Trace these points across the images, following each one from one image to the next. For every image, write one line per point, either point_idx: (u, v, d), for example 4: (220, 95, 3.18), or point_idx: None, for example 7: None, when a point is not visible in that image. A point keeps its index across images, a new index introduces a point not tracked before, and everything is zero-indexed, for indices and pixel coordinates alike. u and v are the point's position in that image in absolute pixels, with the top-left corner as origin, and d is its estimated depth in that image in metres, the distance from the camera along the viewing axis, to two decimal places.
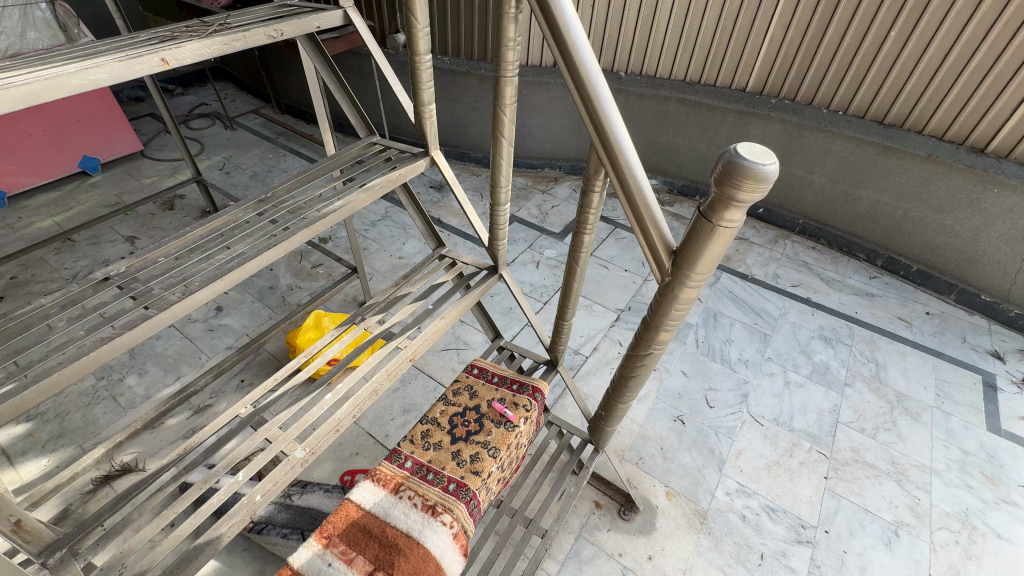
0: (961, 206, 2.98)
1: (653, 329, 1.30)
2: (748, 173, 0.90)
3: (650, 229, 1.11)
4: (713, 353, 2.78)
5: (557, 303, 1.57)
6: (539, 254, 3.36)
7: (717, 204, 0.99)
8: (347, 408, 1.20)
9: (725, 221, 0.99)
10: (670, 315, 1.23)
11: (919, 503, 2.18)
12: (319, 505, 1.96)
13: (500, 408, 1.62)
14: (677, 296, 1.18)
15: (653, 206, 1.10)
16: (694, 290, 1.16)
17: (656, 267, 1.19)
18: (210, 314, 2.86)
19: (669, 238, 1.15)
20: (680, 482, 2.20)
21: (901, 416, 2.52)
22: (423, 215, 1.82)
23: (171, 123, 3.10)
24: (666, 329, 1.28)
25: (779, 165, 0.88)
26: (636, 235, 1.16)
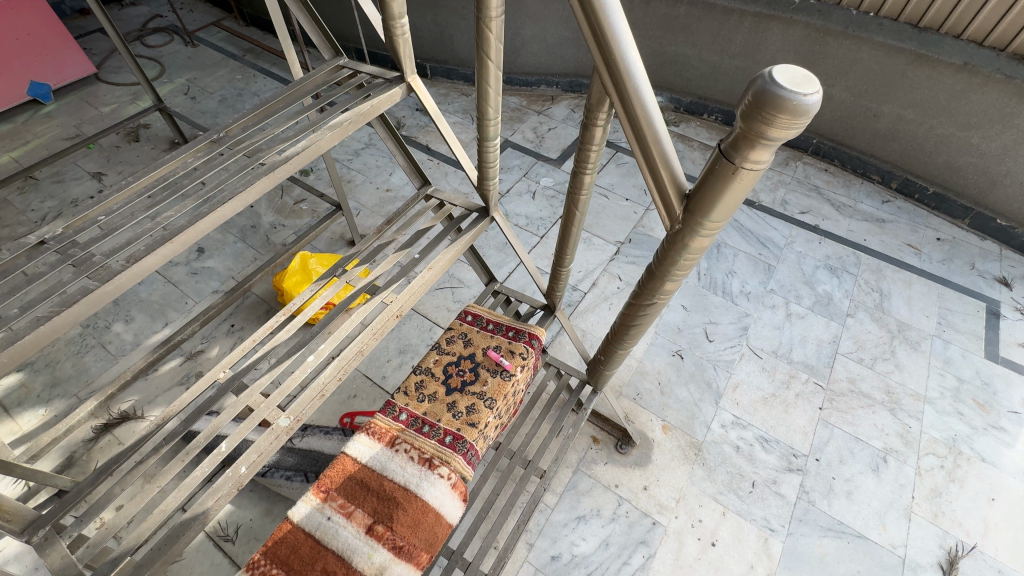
0: (991, 121, 2.75)
1: (658, 279, 1.20)
2: (783, 102, 0.75)
3: (660, 168, 0.97)
4: (715, 285, 2.70)
5: (555, 247, 1.45)
6: (535, 183, 3.16)
7: (741, 139, 0.84)
8: (329, 371, 1.12)
9: (750, 161, 0.85)
10: (678, 265, 1.13)
11: (909, 430, 2.22)
12: (320, 447, 1.99)
13: (496, 357, 1.57)
14: (686, 246, 1.06)
15: (666, 144, 0.95)
16: (706, 239, 1.04)
17: (665, 213, 1.06)
18: (191, 257, 2.73)
19: (683, 181, 1.01)
20: (676, 416, 2.22)
21: (900, 346, 2.51)
22: (405, 150, 1.64)
23: (119, 42, 2.75)
24: (672, 278, 1.18)
25: (822, 96, 0.73)
26: (643, 175, 1.02)
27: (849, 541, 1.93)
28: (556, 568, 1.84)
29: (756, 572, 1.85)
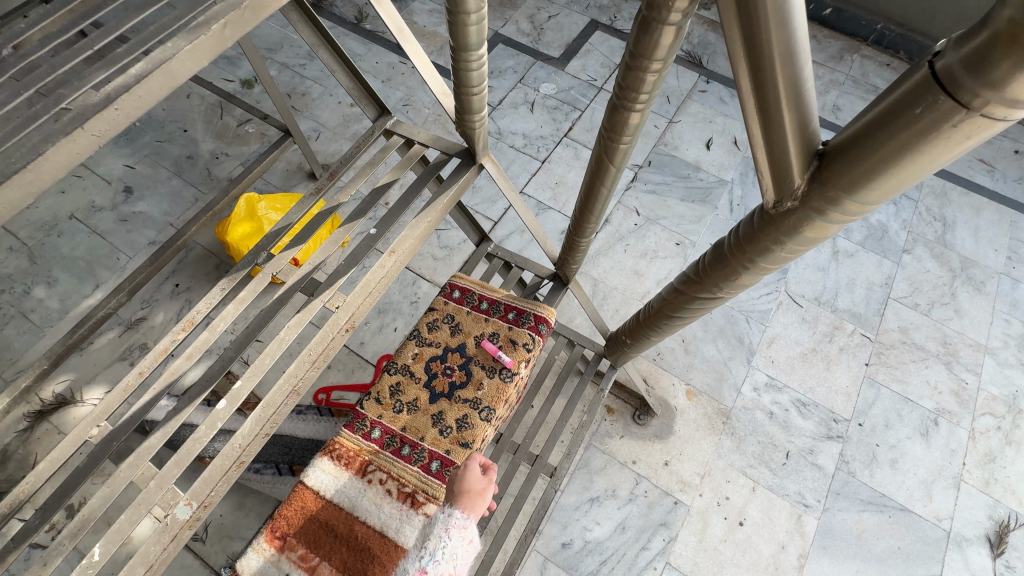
0: None
1: (728, 269, 0.81)
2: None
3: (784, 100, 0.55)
4: None
5: (572, 210, 1.03)
6: (534, 91, 2.56)
7: (1001, 50, 0.41)
8: (247, 424, 0.78)
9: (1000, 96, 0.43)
10: (768, 257, 0.73)
11: (965, 387, 1.95)
12: (292, 431, 1.73)
13: (494, 350, 1.21)
14: (794, 233, 0.65)
15: (801, 58, 0.55)
16: (831, 228, 0.63)
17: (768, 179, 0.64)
18: (118, 199, 2.24)
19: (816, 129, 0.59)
20: (702, 379, 1.93)
21: (962, 287, 2.15)
22: (343, 60, 1.10)
23: None
24: (752, 272, 0.78)
25: None
26: (748, 113, 0.59)
27: (890, 515, 1.74)
28: (567, 557, 1.66)
29: (787, 553, 1.68)
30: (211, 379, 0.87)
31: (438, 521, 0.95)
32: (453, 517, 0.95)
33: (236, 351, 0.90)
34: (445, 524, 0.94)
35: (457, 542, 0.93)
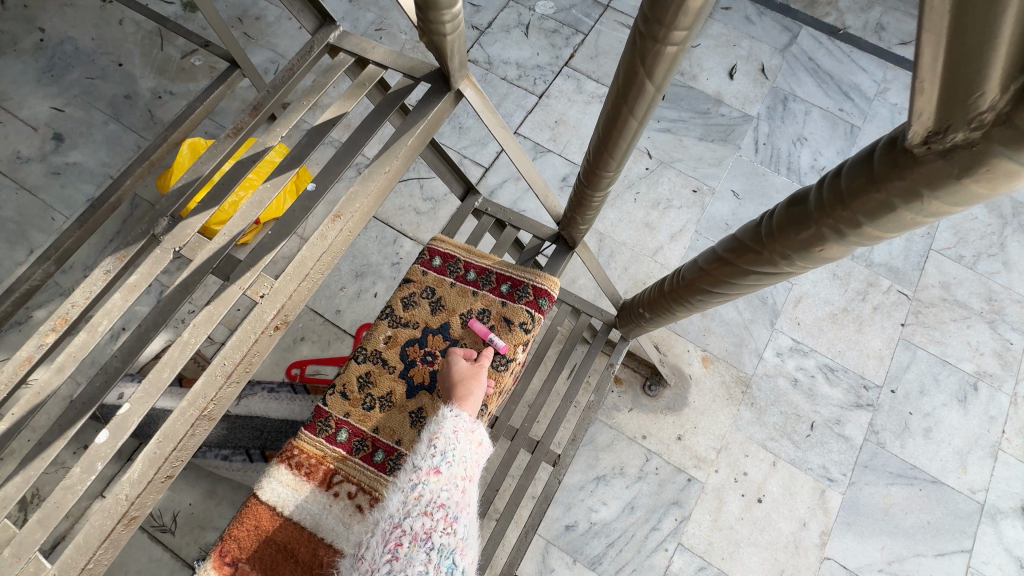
0: None
1: (810, 233, 0.57)
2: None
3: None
4: (778, 160, 1.99)
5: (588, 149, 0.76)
6: (529, 11, 2.18)
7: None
8: (138, 462, 0.62)
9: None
10: (881, 218, 0.49)
11: (1010, 348, 1.76)
12: (263, 412, 1.49)
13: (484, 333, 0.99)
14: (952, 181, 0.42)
15: None
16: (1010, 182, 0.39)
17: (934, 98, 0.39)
18: (47, 149, 1.93)
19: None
20: (720, 345, 1.73)
21: (1013, 235, 1.91)
22: None
23: None
24: (844, 240, 0.55)
25: None
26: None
27: (920, 488, 1.60)
28: (571, 540, 1.53)
29: (809, 531, 1.55)
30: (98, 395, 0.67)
31: (444, 421, 0.85)
32: (460, 418, 0.86)
33: (118, 365, 0.63)
34: (453, 425, 0.85)
35: (467, 444, 0.84)
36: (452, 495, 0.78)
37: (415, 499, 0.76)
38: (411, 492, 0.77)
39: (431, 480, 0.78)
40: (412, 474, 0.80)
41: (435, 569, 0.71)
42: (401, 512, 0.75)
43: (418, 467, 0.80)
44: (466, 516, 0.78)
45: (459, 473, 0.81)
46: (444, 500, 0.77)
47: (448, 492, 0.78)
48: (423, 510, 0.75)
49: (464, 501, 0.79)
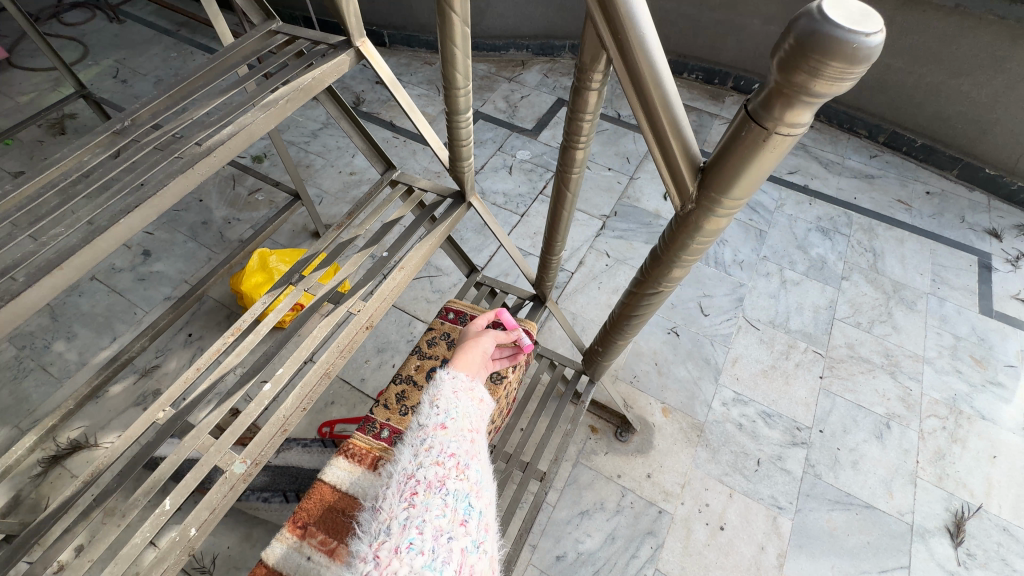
0: (983, 67, 2.62)
1: (664, 265, 1.04)
2: (840, 44, 0.57)
3: (671, 138, 0.79)
4: (707, 256, 2.58)
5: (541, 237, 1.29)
6: (511, 157, 2.94)
7: (779, 93, 0.65)
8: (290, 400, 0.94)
9: (784, 122, 0.68)
10: (688, 251, 0.97)
11: (910, 393, 2.17)
12: (298, 462, 1.83)
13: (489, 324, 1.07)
14: (701, 227, 0.89)
15: (675, 106, 0.77)
16: (723, 219, 0.87)
17: (674, 192, 0.88)
18: (137, 261, 2.46)
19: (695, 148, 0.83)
20: (675, 398, 2.12)
21: (897, 306, 2.44)
22: (361, 129, 1.39)
23: (24, 20, 2.37)
24: (680, 265, 1.02)
25: (888, 35, 0.56)
26: (648, 147, 0.84)
27: (856, 512, 1.88)
28: (562, 569, 1.75)
29: (767, 553, 1.79)
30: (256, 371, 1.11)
31: (445, 384, 0.85)
32: (458, 380, 0.87)
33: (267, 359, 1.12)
34: (451, 387, 0.85)
35: (468, 402, 0.84)
36: (462, 445, 0.76)
37: (426, 451, 0.74)
38: (420, 446, 0.75)
39: (438, 434, 0.77)
40: (418, 432, 0.78)
41: (453, 510, 0.69)
42: (412, 464, 0.72)
43: (423, 425, 0.79)
44: (477, 464, 0.77)
45: (466, 427, 0.80)
46: (455, 449, 0.75)
47: (457, 442, 0.76)
48: (435, 460, 0.73)
49: (473, 451, 0.78)
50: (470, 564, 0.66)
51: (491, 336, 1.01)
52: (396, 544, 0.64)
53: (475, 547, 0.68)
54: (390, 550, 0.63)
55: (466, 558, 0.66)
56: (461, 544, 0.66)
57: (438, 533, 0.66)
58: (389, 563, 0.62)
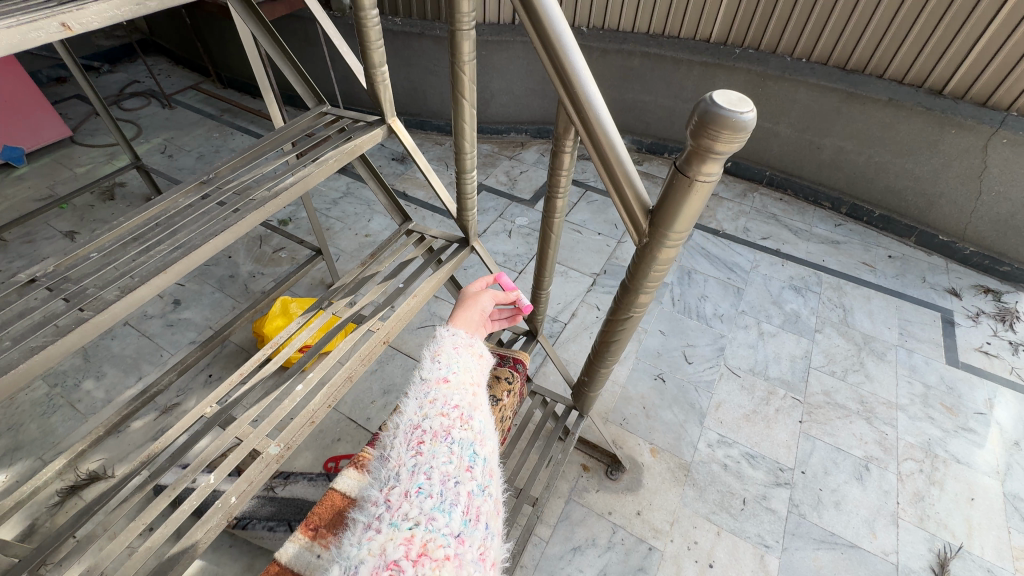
0: (920, 148, 3.02)
1: (632, 292, 1.25)
2: (728, 120, 0.83)
3: (626, 189, 1.00)
4: (689, 310, 2.81)
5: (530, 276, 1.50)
6: (511, 223, 3.27)
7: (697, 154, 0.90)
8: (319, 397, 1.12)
9: (702, 173, 0.92)
10: (649, 277, 1.18)
11: (887, 437, 2.29)
12: (304, 495, 1.90)
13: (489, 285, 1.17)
14: (655, 257, 1.11)
15: (627, 163, 0.98)
16: (672, 249, 1.09)
17: (632, 228, 1.11)
18: (167, 309, 2.69)
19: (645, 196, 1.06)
20: (663, 439, 2.24)
21: (868, 357, 2.62)
22: (385, 188, 1.68)
23: (100, 105, 2.80)
24: (645, 291, 1.23)
25: (757, 112, 0.82)
26: (609, 195, 1.04)
27: (841, 552, 1.93)
28: None
29: None
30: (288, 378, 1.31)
31: (447, 341, 0.96)
32: (457, 339, 0.97)
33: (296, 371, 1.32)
34: (451, 344, 0.95)
35: (468, 356, 0.94)
36: (465, 398, 0.85)
37: (432, 403, 0.82)
38: (425, 399, 0.83)
39: (442, 387, 0.85)
40: (422, 385, 0.86)
41: (459, 457, 0.76)
42: (419, 416, 0.80)
43: (427, 379, 0.87)
44: (479, 416, 0.85)
45: (467, 380, 0.89)
46: (458, 402, 0.83)
47: (460, 395, 0.85)
48: (440, 412, 0.81)
49: (474, 403, 0.86)
50: (476, 504, 0.72)
51: (488, 296, 1.11)
52: (406, 488, 0.70)
53: (480, 490, 0.75)
54: (400, 494, 0.69)
55: (472, 499, 0.72)
56: (467, 487, 0.73)
57: (446, 477, 0.73)
58: (400, 504, 0.68)
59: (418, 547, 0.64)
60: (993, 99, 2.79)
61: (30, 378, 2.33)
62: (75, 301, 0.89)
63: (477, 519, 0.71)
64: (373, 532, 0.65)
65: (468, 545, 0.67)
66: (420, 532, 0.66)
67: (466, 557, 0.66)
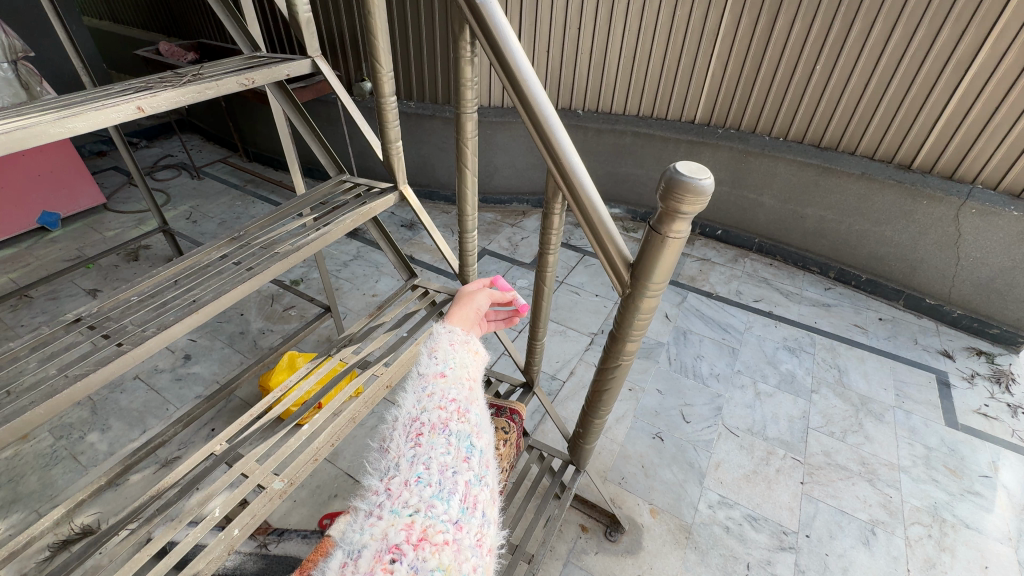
0: (897, 217, 3.22)
1: (619, 341, 1.29)
2: (689, 186, 0.94)
3: (608, 246, 1.12)
4: (686, 369, 2.86)
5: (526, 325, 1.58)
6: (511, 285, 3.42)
7: (666, 215, 1.00)
8: (324, 436, 1.19)
9: (672, 231, 1.01)
10: (634, 327, 1.23)
11: (891, 500, 2.25)
12: (297, 552, 1.93)
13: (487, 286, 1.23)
14: (637, 308, 1.17)
15: (608, 223, 1.11)
16: (653, 301, 1.15)
17: (616, 281, 1.18)
18: (177, 363, 2.78)
19: (626, 251, 1.15)
20: (662, 499, 2.22)
21: (866, 418, 2.63)
22: (394, 247, 1.82)
23: (138, 176, 3.06)
24: (631, 340, 1.27)
25: (713, 179, 0.92)
26: (594, 251, 1.16)
27: None
28: None
29: None
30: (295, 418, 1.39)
31: (443, 337, 1.03)
32: (454, 334, 1.04)
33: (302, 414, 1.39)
34: (449, 339, 1.02)
35: (464, 352, 1.02)
36: (461, 392, 0.93)
37: (430, 397, 0.90)
38: (423, 393, 0.91)
39: (439, 381, 0.93)
40: (420, 379, 0.94)
41: (456, 448, 0.84)
42: (418, 409, 0.89)
43: (425, 373, 0.95)
44: (474, 409, 0.94)
45: (464, 375, 0.97)
46: (454, 396, 0.92)
47: (456, 389, 0.93)
48: (438, 405, 0.89)
49: (470, 398, 0.95)
50: (473, 493, 0.80)
51: (484, 295, 1.17)
52: (406, 478, 0.78)
53: (476, 480, 0.83)
54: (401, 483, 0.77)
55: (470, 488, 0.81)
56: (464, 477, 0.81)
57: (444, 467, 0.81)
58: (400, 493, 0.76)
59: (419, 531, 0.71)
60: (958, 172, 3.02)
61: (37, 430, 2.37)
62: (115, 338, 1.00)
63: (473, 508, 0.79)
64: (376, 518, 0.73)
65: (465, 531, 0.75)
66: (420, 518, 0.73)
67: (463, 542, 0.74)
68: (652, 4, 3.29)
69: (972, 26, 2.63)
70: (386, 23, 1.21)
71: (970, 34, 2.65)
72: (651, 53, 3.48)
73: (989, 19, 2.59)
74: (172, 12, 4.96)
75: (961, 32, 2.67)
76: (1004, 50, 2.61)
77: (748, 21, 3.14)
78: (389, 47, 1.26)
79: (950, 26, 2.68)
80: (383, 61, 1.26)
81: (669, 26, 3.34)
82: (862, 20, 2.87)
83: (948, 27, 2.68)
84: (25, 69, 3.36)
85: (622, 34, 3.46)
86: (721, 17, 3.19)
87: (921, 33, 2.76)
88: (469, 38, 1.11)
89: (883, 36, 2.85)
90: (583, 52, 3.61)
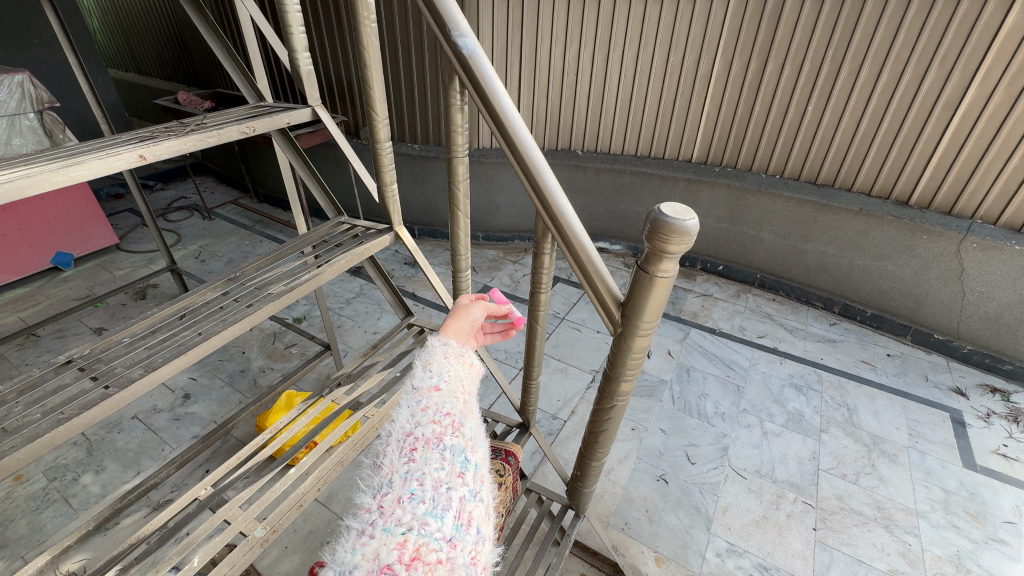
0: (898, 252, 3.21)
1: (613, 381, 1.26)
2: (675, 228, 0.94)
3: (599, 284, 1.12)
4: (690, 408, 2.80)
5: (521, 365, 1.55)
6: None
7: (653, 254, 1.00)
8: (309, 482, 1.16)
9: (661, 270, 1.01)
10: (628, 366, 1.20)
11: (910, 548, 2.14)
12: None
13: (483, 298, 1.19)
14: (630, 347, 1.16)
15: (596, 262, 1.12)
16: (645, 340, 1.14)
17: (608, 320, 1.17)
18: (176, 403, 2.76)
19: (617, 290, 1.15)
20: (668, 546, 2.12)
21: (879, 459, 2.53)
22: (390, 285, 1.83)
23: (149, 217, 3.11)
24: (626, 379, 1.24)
25: (697, 220, 0.93)
26: (585, 291, 1.16)
27: None
28: None
29: None
30: (286, 461, 1.34)
31: (438, 349, 1.00)
32: (449, 348, 1.01)
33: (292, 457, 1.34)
34: (443, 352, 0.99)
35: (459, 365, 0.98)
36: (456, 405, 0.91)
37: (424, 411, 0.88)
38: (418, 407, 0.89)
39: (434, 395, 0.91)
40: (415, 393, 0.92)
41: (450, 463, 0.81)
42: (412, 423, 0.86)
43: (419, 387, 0.93)
44: (470, 423, 0.91)
45: (458, 388, 0.94)
46: (449, 409, 0.89)
47: (451, 403, 0.91)
48: (432, 419, 0.87)
49: (465, 411, 0.92)
50: (467, 509, 0.77)
51: (480, 307, 1.12)
52: (399, 494, 0.75)
53: (471, 495, 0.79)
54: (394, 500, 0.74)
55: (464, 505, 0.77)
56: (458, 492, 0.78)
57: (438, 483, 0.78)
58: (393, 510, 0.73)
59: (411, 551, 0.68)
60: (957, 207, 3.03)
61: (31, 471, 2.35)
62: (103, 380, 1.00)
63: (467, 525, 0.75)
64: (367, 537, 0.69)
65: (460, 550, 0.71)
66: (413, 537, 0.70)
67: (457, 561, 0.70)
68: (645, 52, 3.44)
69: (959, 67, 2.72)
70: (382, 74, 1.28)
71: (957, 74, 2.73)
72: (648, 96, 3.60)
73: (974, 61, 2.67)
74: (192, 63, 5.24)
75: (947, 74, 2.76)
76: (992, 88, 2.68)
77: (739, 66, 3.27)
78: (383, 97, 1.32)
79: (937, 67, 2.77)
80: (378, 110, 1.31)
81: (665, 71, 3.46)
82: (850, 63, 2.97)
83: (934, 69, 2.77)
84: (49, 118, 3.52)
85: (619, 79, 3.59)
86: (714, 63, 3.32)
87: (909, 74, 2.85)
88: (459, 88, 1.17)
89: (871, 77, 2.95)
90: (582, 95, 3.74)
